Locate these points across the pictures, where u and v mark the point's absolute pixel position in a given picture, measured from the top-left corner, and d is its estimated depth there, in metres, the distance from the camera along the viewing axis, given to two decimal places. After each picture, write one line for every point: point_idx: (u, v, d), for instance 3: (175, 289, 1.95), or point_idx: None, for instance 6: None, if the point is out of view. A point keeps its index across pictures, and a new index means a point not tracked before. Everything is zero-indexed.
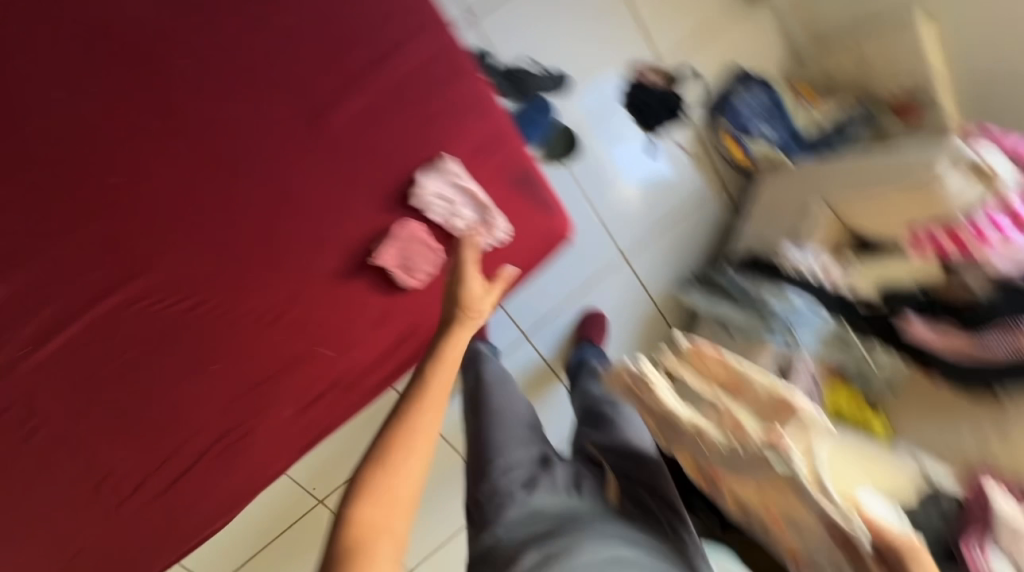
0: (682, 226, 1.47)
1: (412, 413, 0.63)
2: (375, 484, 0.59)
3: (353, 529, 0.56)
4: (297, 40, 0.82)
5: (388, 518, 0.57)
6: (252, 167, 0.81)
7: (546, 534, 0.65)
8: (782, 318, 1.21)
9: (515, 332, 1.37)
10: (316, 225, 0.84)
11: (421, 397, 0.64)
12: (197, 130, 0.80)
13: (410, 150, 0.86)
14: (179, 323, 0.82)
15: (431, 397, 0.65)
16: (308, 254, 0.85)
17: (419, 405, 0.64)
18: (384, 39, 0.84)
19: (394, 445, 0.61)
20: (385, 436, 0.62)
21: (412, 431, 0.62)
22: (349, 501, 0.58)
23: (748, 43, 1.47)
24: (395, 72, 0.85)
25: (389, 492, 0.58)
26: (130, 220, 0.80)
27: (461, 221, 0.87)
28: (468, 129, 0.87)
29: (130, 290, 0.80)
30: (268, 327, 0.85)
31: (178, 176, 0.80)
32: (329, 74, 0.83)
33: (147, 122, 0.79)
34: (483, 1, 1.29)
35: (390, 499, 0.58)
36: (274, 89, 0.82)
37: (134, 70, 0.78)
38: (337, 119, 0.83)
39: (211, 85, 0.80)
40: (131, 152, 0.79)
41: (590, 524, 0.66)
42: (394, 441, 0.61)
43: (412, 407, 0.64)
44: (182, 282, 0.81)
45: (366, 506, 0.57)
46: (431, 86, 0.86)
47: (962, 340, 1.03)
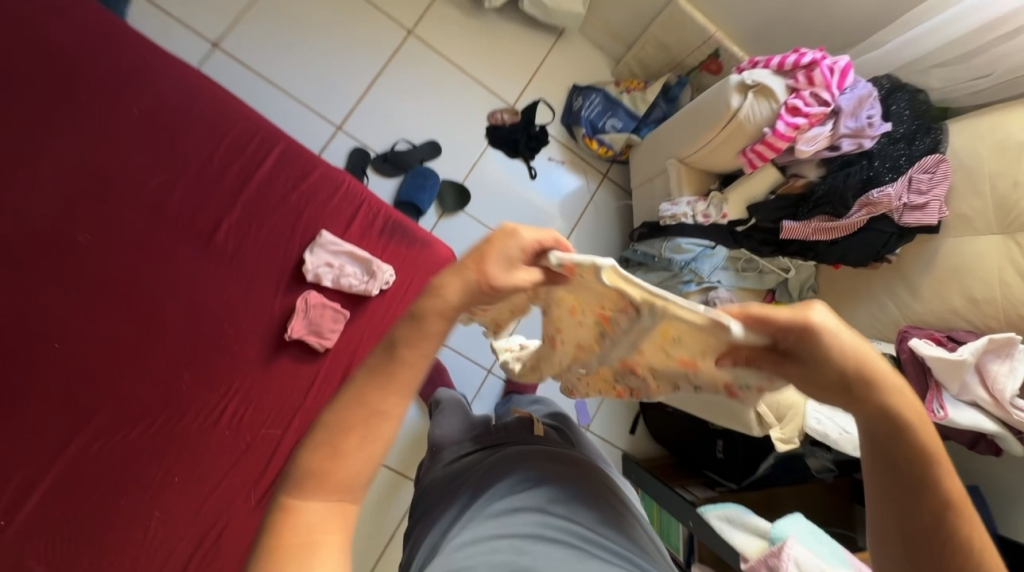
0: (584, 227, 1.77)
1: (378, 385, 0.54)
2: (323, 470, 0.51)
3: (284, 510, 0.50)
4: (168, 183, 0.96)
5: (337, 503, 0.52)
6: (163, 296, 0.95)
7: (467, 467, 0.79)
8: (685, 266, 1.40)
9: (480, 370, 1.61)
10: (231, 325, 0.98)
11: (389, 373, 0.54)
12: (105, 284, 0.92)
13: (289, 238, 1.01)
14: (134, 451, 0.91)
15: (414, 350, 0.54)
16: (231, 352, 0.97)
17: (386, 368, 0.54)
18: (239, 160, 1.00)
19: (355, 420, 0.53)
20: (343, 406, 0.54)
21: (365, 408, 0.53)
22: (292, 484, 0.51)
23: (573, 64, 1.81)
24: (257, 181, 1.00)
25: (329, 472, 0.51)
26: (66, 378, 0.89)
27: (352, 278, 1.02)
28: (334, 205, 1.04)
29: (81, 438, 0.89)
30: (216, 425, 0.96)
31: (98, 327, 0.92)
32: (201, 198, 0.97)
33: (57, 292, 0.90)
34: (342, 108, 1.55)
35: (331, 484, 0.51)
36: (161, 229, 0.95)
37: (29, 253, 0.88)
38: (222, 235, 0.98)
39: (101, 241, 0.92)
40: (50, 321, 0.89)
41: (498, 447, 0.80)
42: (353, 415, 0.53)
43: (378, 374, 0.54)
44: (127, 414, 0.92)
45: (319, 493, 0.51)
46: (289, 183, 1.01)
47: (826, 225, 1.23)
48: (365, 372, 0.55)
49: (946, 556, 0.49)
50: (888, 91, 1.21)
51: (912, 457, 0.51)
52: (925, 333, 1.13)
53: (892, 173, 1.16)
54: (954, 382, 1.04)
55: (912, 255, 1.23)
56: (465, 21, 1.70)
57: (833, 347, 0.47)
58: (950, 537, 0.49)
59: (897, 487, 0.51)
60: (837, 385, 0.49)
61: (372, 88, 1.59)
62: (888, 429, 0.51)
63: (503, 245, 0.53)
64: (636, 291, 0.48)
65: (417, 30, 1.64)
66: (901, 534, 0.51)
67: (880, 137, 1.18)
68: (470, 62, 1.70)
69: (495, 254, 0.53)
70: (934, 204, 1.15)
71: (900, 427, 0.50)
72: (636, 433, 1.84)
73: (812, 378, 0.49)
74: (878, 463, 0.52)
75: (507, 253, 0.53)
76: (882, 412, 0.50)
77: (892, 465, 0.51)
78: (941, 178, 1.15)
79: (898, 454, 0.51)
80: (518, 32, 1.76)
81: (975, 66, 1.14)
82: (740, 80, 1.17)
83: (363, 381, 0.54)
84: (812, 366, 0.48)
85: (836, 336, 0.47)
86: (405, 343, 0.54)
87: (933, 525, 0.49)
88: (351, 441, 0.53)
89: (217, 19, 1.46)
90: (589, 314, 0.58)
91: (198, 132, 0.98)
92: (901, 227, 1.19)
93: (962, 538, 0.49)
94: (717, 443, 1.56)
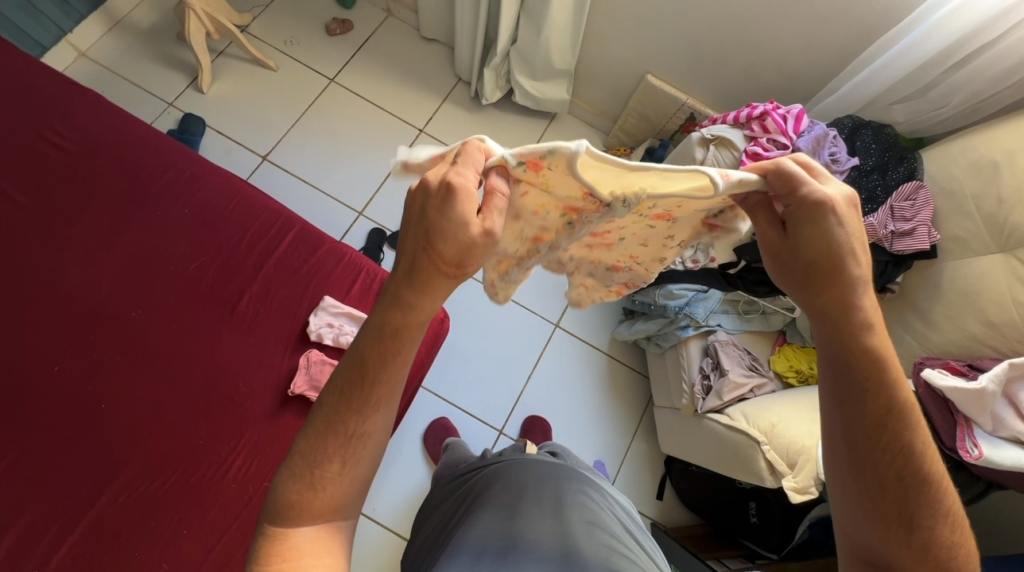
0: None
1: (354, 414, 0.60)
2: (303, 496, 0.59)
3: (275, 531, 0.59)
4: (205, 265, 1.17)
5: (324, 525, 0.61)
6: (191, 359, 1.10)
7: (467, 490, 0.86)
8: (680, 311, 1.40)
9: (491, 431, 1.61)
10: (244, 384, 1.10)
11: (358, 402, 0.60)
12: (147, 350, 1.10)
13: (299, 303, 1.17)
14: (152, 503, 1.00)
15: (386, 369, 0.60)
16: (242, 408, 1.09)
17: (361, 394, 0.60)
18: (261, 242, 1.20)
19: (331, 447, 0.60)
20: (319, 431, 0.61)
21: (341, 432, 0.60)
22: (278, 514, 0.60)
23: (568, 139, 1.97)
24: (275, 258, 1.19)
25: (310, 496, 0.59)
26: (107, 435, 1.04)
27: (349, 336, 1.15)
28: (338, 274, 1.21)
29: (112, 489, 1.00)
30: (224, 478, 1.04)
31: (137, 388, 1.07)
32: (230, 274, 1.17)
33: (112, 359, 1.08)
34: (363, 197, 1.79)
35: (313, 509, 0.60)
36: (196, 302, 1.14)
37: (96, 328, 1.10)
38: (243, 305, 1.15)
39: (149, 315, 1.12)
40: (103, 384, 1.06)
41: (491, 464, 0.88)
42: (329, 444, 0.60)
43: (351, 401, 0.60)
44: (152, 467, 1.03)
45: (309, 518, 0.60)
46: (301, 258, 1.20)
47: None
48: (333, 403, 0.61)
49: (886, 458, 0.56)
50: (852, 130, 1.25)
51: (862, 364, 0.57)
52: (941, 363, 1.04)
53: (869, 205, 1.18)
54: (984, 415, 0.92)
55: (917, 282, 1.17)
56: (468, 116, 1.94)
57: (829, 219, 0.55)
58: (896, 443, 0.56)
59: (852, 397, 0.58)
60: (804, 268, 0.58)
61: (386, 182, 1.83)
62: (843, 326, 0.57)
63: (446, 213, 0.52)
64: (608, 181, 0.57)
65: (427, 128, 1.90)
66: (853, 439, 0.58)
67: (850, 171, 1.20)
68: (471, 148, 1.91)
69: (455, 239, 0.53)
70: (922, 229, 1.11)
71: (859, 330, 0.57)
72: (664, 500, 1.62)
73: (787, 254, 0.59)
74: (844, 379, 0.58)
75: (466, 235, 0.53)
76: (841, 309, 0.57)
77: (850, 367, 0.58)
78: (923, 204, 1.13)
79: (854, 360, 0.57)
80: (515, 117, 1.97)
81: (934, 98, 1.23)
82: (701, 135, 1.26)
83: (336, 402, 0.61)
84: (796, 233, 0.57)
85: (824, 206, 0.55)
86: (380, 368, 0.59)
87: (876, 430, 0.57)
88: (331, 467, 0.60)
89: (267, 138, 1.81)
90: (553, 214, 0.64)
91: (232, 222, 1.21)
92: (896, 254, 1.15)
93: (907, 443, 0.56)
94: (750, 506, 1.43)
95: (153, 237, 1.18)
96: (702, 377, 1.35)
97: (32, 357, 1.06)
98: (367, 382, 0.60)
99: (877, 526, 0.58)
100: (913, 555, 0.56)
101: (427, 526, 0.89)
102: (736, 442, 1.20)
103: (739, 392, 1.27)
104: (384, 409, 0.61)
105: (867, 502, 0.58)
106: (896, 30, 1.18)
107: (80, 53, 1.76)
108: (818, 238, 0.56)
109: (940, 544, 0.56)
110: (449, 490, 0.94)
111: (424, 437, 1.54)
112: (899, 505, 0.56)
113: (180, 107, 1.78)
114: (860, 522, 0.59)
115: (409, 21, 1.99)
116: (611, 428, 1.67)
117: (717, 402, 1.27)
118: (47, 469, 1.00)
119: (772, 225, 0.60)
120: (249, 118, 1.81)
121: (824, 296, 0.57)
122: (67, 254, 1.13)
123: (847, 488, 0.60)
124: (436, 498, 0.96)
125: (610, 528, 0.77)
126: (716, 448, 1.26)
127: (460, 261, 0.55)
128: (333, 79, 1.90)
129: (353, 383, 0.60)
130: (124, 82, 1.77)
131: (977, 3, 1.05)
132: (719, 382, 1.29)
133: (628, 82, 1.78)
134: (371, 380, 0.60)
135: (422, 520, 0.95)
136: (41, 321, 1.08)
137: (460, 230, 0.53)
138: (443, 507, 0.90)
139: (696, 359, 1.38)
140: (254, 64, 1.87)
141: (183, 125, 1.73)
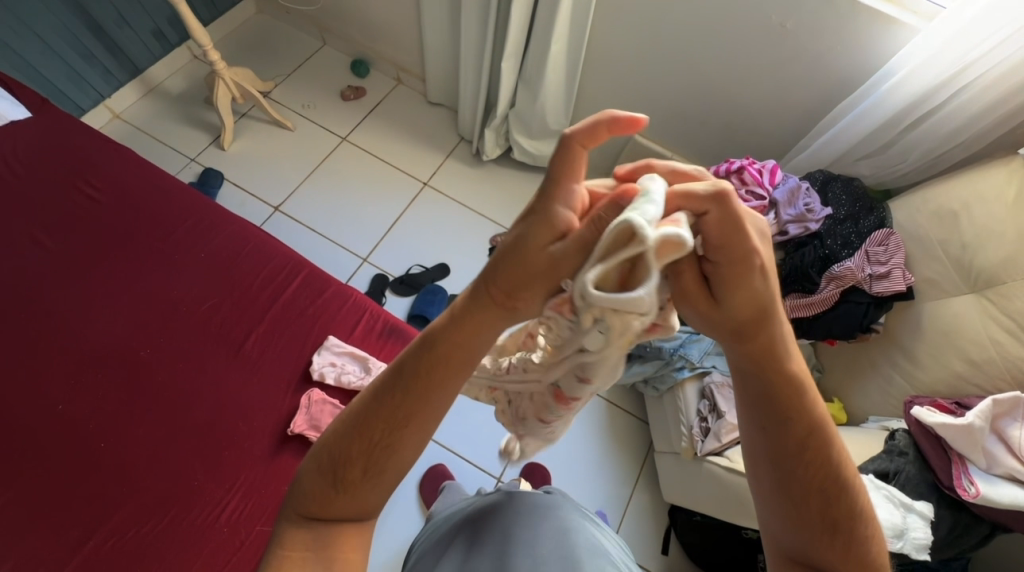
0: None
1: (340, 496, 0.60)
2: (323, 495, 0.61)
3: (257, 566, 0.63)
4: (215, 306, 1.22)
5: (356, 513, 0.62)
6: (194, 398, 1.12)
7: (458, 525, 0.85)
8: (675, 353, 1.43)
9: (490, 478, 1.57)
10: (245, 423, 1.11)
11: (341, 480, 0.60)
12: (152, 388, 1.12)
13: (303, 343, 1.21)
14: (140, 548, 0.98)
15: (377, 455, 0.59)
16: (241, 448, 1.09)
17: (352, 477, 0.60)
18: (270, 284, 1.26)
19: (355, 452, 0.59)
20: (341, 443, 0.60)
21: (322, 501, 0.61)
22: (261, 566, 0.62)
23: None
24: (283, 299, 1.25)
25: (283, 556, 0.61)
26: (104, 474, 1.03)
27: (352, 374, 1.17)
28: (343, 314, 1.26)
29: (101, 533, 0.98)
30: (216, 523, 1.02)
31: (139, 426, 1.08)
32: (239, 315, 1.22)
33: (117, 396, 1.10)
34: (368, 244, 1.88)
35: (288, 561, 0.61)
36: (204, 341, 1.18)
37: (107, 366, 1.13)
38: (249, 344, 1.19)
39: (158, 353, 1.15)
40: (106, 423, 1.07)
41: (485, 497, 0.88)
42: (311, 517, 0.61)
43: (376, 413, 0.59)
44: (144, 509, 1.01)
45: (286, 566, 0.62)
46: (308, 300, 1.26)
47: (800, 300, 1.28)
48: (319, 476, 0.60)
49: (808, 475, 0.57)
50: (823, 182, 1.35)
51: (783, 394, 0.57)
52: (930, 401, 1.07)
53: (846, 249, 1.25)
54: (977, 452, 0.94)
55: (899, 323, 1.22)
56: (470, 170, 2.09)
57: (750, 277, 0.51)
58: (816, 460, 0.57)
59: (764, 419, 0.58)
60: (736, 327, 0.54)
61: (391, 231, 1.93)
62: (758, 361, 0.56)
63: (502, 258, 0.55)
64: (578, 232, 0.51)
65: (431, 181, 2.04)
66: (776, 460, 0.59)
67: (824, 220, 1.29)
68: (472, 199, 2.03)
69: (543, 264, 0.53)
70: (897, 271, 1.19)
71: (776, 363, 0.56)
72: (670, 553, 1.56)
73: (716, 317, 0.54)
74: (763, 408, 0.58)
75: (543, 264, 0.52)
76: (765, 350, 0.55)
77: (765, 401, 0.57)
78: (895, 248, 1.21)
79: (770, 388, 0.57)
80: (514, 171, 2.11)
81: (893, 155, 1.36)
82: None
83: (365, 414, 0.60)
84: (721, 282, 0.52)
85: (760, 267, 0.51)
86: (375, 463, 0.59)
87: (800, 452, 0.57)
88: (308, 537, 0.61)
89: (281, 190, 1.93)
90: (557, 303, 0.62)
91: (245, 266, 1.28)
92: (876, 296, 1.21)
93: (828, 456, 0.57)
94: (759, 558, 1.38)
95: (169, 279, 1.24)
96: (700, 419, 1.35)
97: (40, 394, 1.08)
98: (353, 463, 0.59)
99: (805, 536, 0.59)
100: (840, 559, 0.58)
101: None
102: (737, 485, 1.20)
103: (738, 435, 1.27)
104: (369, 493, 0.61)
105: (797, 519, 0.59)
106: (854, 93, 1.32)
107: (115, 115, 1.93)
108: (748, 300, 0.52)
109: (862, 539, 0.59)
110: (440, 526, 0.93)
111: (421, 484, 1.50)
112: (822, 515, 0.58)
113: (201, 162, 1.92)
114: (793, 535, 0.60)
115: (417, 88, 2.19)
116: (612, 475, 1.63)
117: (716, 444, 1.27)
118: (38, 511, 0.98)
119: (702, 288, 0.53)
120: (265, 172, 1.94)
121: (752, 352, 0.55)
122: (87, 295, 1.19)
123: (777, 509, 0.60)
124: (427, 537, 0.95)
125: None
126: (716, 492, 1.24)
127: (513, 295, 0.56)
128: (345, 137, 2.06)
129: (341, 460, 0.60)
130: (152, 140, 1.92)
131: (919, 75, 1.20)
132: (717, 424, 1.29)
133: (617, 140, 1.93)
134: (392, 412, 0.59)
135: (410, 559, 0.93)
136: (51, 360, 1.11)
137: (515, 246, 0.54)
138: (426, 551, 0.88)
139: (694, 400, 1.40)
140: (273, 124, 2.04)
141: (203, 179, 1.86)
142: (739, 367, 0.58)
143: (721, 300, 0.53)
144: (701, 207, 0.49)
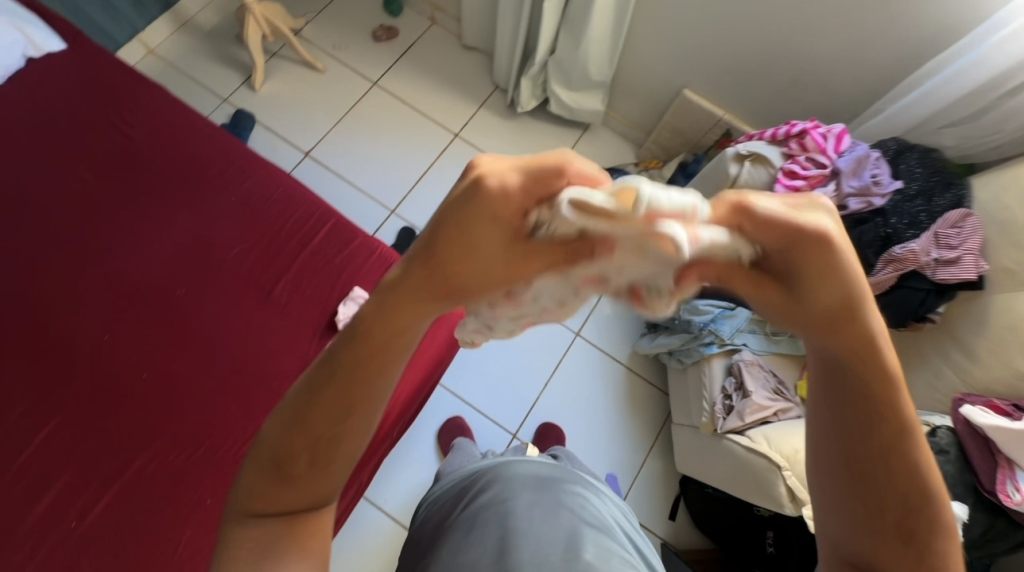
0: (614, 294, 1.82)
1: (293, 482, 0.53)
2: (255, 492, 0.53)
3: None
4: (246, 251, 1.24)
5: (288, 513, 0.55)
6: (227, 339, 1.16)
7: (462, 488, 0.89)
8: (704, 327, 1.38)
9: (506, 435, 1.61)
10: (273, 366, 1.15)
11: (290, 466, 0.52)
12: (188, 326, 1.17)
13: (328, 293, 1.22)
14: (181, 470, 1.06)
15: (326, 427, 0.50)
16: (270, 389, 1.14)
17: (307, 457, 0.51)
18: (298, 233, 1.26)
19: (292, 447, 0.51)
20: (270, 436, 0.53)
21: (271, 493, 0.54)
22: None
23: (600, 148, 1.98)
24: (310, 248, 1.25)
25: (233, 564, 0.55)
26: (148, 403, 1.10)
27: None
28: (367, 267, 1.26)
29: (148, 454, 1.07)
30: (248, 454, 1.08)
31: (178, 361, 1.14)
32: (268, 261, 1.23)
33: (157, 332, 1.15)
34: (396, 196, 1.85)
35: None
36: (236, 285, 1.21)
37: (147, 302, 1.17)
38: (278, 290, 1.21)
39: (193, 293, 1.19)
40: (149, 355, 1.13)
41: (488, 464, 0.90)
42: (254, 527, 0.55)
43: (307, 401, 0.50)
44: (184, 436, 1.09)
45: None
46: (334, 250, 1.26)
47: None
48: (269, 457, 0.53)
49: (884, 482, 0.49)
50: (896, 152, 1.21)
51: (879, 396, 0.47)
52: (983, 401, 0.99)
53: (912, 230, 1.12)
54: None
55: (960, 315, 1.13)
56: (503, 123, 1.98)
57: (835, 264, 0.41)
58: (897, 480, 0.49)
59: (849, 419, 0.49)
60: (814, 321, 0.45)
61: (419, 183, 1.88)
62: (852, 357, 0.46)
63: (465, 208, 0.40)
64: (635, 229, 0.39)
65: (462, 133, 1.95)
66: (847, 463, 0.50)
67: (892, 195, 1.16)
68: (503, 153, 1.95)
69: (474, 253, 0.42)
70: (968, 258, 1.08)
71: (871, 360, 0.46)
72: (677, 520, 1.58)
73: (792, 310, 0.45)
74: (846, 408, 0.49)
75: (462, 217, 0.40)
76: (866, 347, 0.45)
77: (851, 405, 0.48)
78: (971, 231, 1.09)
79: (862, 381, 0.47)
80: (549, 125, 2.00)
81: (986, 125, 1.18)
82: (736, 151, 1.25)
83: (295, 406, 0.51)
84: (786, 272, 0.43)
85: (838, 252, 0.41)
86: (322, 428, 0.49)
87: (883, 456, 0.48)
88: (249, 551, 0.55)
89: (310, 135, 1.89)
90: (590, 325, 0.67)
91: (275, 212, 1.28)
92: (938, 283, 1.11)
93: (914, 463, 0.49)
94: (768, 535, 1.37)
95: (202, 221, 1.25)
96: (723, 396, 1.32)
97: (89, 325, 1.14)
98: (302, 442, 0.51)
99: (866, 542, 0.52)
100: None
101: (426, 515, 0.93)
102: (755, 464, 1.16)
103: (763, 415, 1.24)
104: (336, 475, 0.54)
105: (862, 527, 0.52)
106: (946, 52, 1.16)
107: (149, 50, 1.90)
108: (839, 287, 0.42)
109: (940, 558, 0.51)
110: (447, 483, 0.98)
111: (439, 434, 1.55)
112: (896, 525, 0.50)
113: (233, 103, 1.89)
114: (851, 540, 0.53)
115: (452, 29, 2.05)
116: (626, 442, 1.64)
117: (738, 423, 1.24)
118: (92, 430, 1.07)
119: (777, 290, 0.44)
120: (295, 116, 1.91)
121: (848, 343, 0.45)
122: (127, 232, 1.22)
123: (839, 514, 0.53)
124: (436, 492, 0.99)
125: (611, 543, 0.75)
126: (733, 469, 1.22)
127: (457, 270, 0.43)
128: (376, 82, 1.98)
129: (284, 439, 0.51)
130: (185, 78, 1.90)
131: None
132: (742, 403, 1.26)
133: (664, 95, 1.79)
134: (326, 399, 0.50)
135: (421, 510, 0.98)
136: (95, 292, 1.17)
137: (461, 183, 0.40)
138: (443, 497, 0.93)
139: (719, 377, 1.35)
140: (304, 66, 1.98)
141: (234, 120, 1.84)
142: (823, 358, 0.48)
143: (799, 294, 0.43)
144: (737, 209, 0.40)
